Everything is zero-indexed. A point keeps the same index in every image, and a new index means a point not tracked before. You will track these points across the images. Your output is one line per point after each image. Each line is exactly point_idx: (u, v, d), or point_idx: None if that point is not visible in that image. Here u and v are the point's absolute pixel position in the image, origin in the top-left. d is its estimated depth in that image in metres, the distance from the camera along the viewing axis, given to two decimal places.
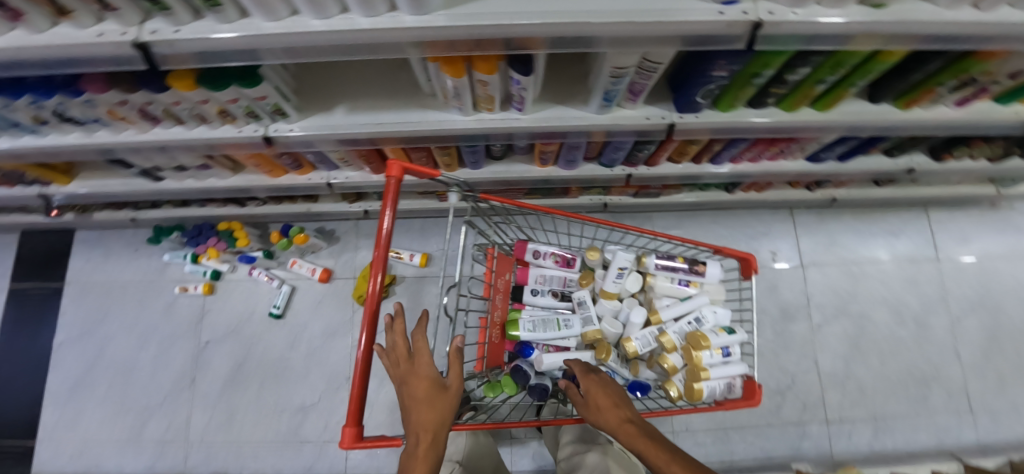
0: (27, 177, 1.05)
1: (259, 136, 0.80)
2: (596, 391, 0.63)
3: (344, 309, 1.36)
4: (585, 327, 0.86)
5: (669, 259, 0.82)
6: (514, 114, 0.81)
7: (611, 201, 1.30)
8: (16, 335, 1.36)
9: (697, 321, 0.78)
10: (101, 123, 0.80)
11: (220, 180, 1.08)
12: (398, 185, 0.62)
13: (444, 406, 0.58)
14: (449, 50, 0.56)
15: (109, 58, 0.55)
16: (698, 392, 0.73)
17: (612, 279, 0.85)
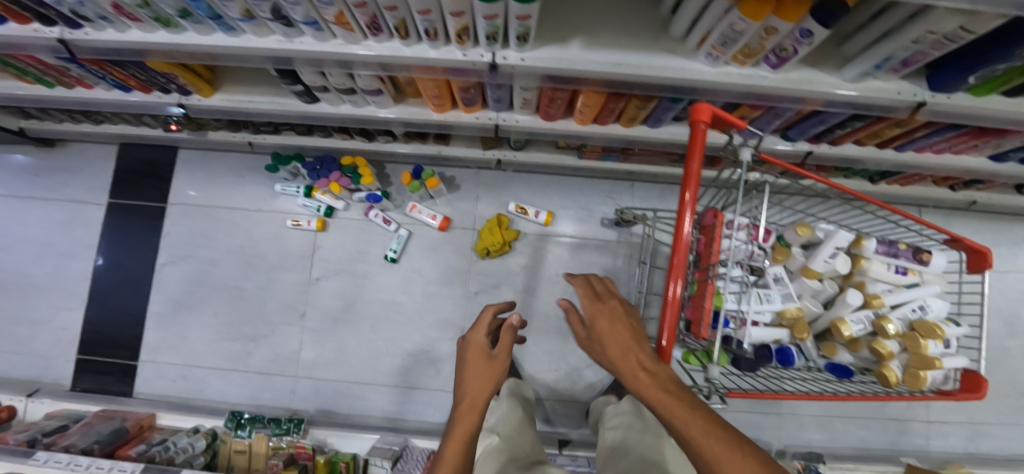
0: (171, 83, 0.96)
1: (486, 63, 0.74)
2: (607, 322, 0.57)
3: (460, 260, 1.32)
4: (784, 303, 0.80)
5: (891, 245, 0.79)
6: (763, 71, 0.76)
7: None
8: (119, 250, 1.34)
9: (921, 310, 0.80)
10: (315, 26, 0.70)
11: (381, 109, 1.00)
12: (706, 131, 0.56)
13: (488, 374, 0.73)
14: None
15: None
16: (924, 379, 0.75)
17: (823, 257, 0.79)
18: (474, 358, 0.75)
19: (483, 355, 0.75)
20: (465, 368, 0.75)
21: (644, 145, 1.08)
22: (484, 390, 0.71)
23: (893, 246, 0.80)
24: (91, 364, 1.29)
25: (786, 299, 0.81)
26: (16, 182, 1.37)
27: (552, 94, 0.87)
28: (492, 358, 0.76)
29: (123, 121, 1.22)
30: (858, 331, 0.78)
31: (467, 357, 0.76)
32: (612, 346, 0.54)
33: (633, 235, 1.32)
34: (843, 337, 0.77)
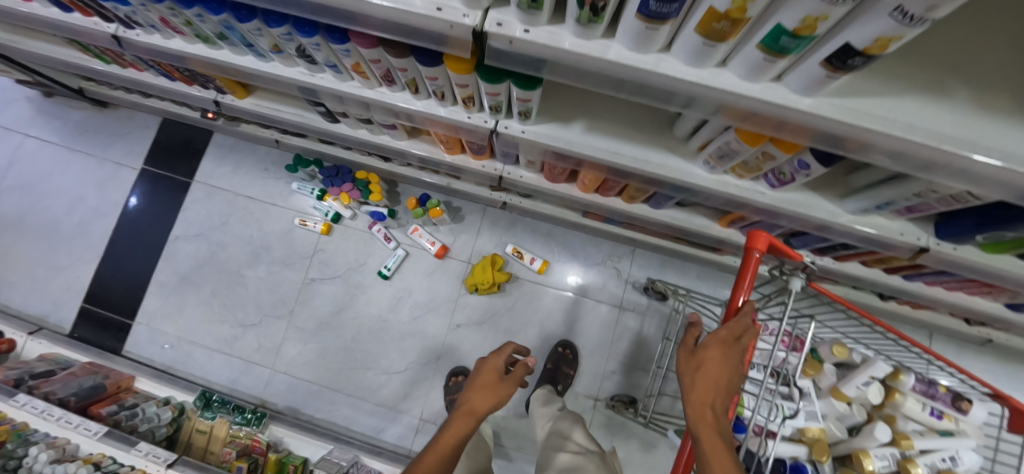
0: (212, 84, 1.04)
1: (487, 129, 0.76)
2: (715, 355, 0.49)
3: (448, 288, 1.35)
4: (807, 422, 0.77)
5: (926, 385, 0.79)
6: (762, 187, 0.75)
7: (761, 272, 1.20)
8: (142, 215, 1.44)
9: (952, 460, 0.76)
10: (335, 70, 0.76)
11: (395, 140, 1.04)
12: (759, 261, 0.55)
13: (497, 395, 0.72)
14: (742, 118, 0.53)
15: (434, 33, 0.53)
16: None
17: (856, 383, 0.77)
18: (491, 372, 0.74)
19: (497, 376, 0.75)
20: (475, 379, 0.76)
21: (642, 221, 1.09)
22: (486, 406, 0.70)
23: (932, 388, 0.80)
24: (93, 315, 1.39)
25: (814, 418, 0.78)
26: (68, 134, 1.51)
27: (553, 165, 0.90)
28: (505, 382, 0.75)
29: (168, 102, 1.33)
30: (881, 468, 0.75)
31: (484, 369, 0.75)
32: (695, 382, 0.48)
33: (624, 300, 1.31)
34: (865, 471, 0.74)
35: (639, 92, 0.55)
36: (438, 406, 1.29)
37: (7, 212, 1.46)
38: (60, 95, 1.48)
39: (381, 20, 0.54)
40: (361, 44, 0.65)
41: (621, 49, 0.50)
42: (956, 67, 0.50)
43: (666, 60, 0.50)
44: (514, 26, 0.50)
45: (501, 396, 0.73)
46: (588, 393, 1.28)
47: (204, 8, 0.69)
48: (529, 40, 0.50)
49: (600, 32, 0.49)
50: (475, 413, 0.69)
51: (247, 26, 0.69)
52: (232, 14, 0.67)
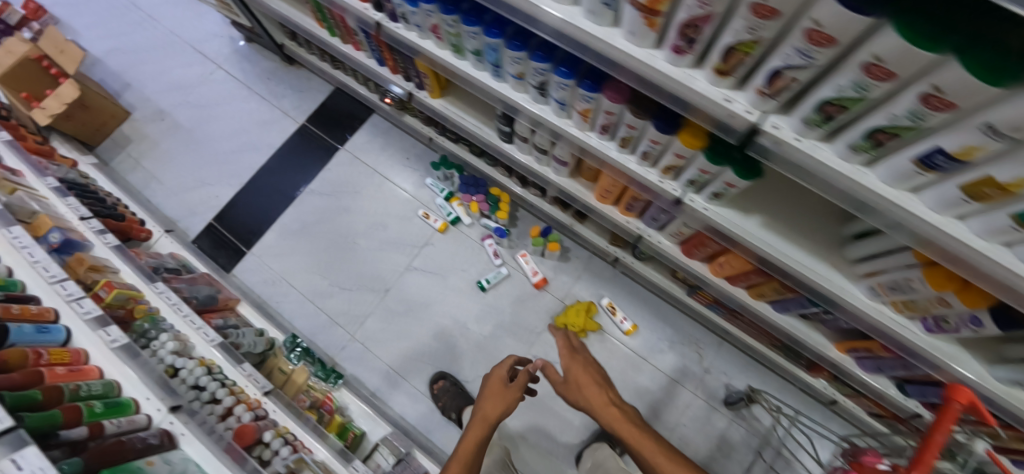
0: (416, 79, 1.19)
1: (675, 196, 0.86)
2: (580, 371, 0.95)
3: (535, 318, 1.41)
4: None
5: None
6: (917, 327, 0.77)
7: (845, 404, 1.19)
8: (287, 162, 1.60)
9: None
10: (560, 105, 0.87)
11: (555, 174, 1.16)
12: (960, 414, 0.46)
13: (507, 399, 0.86)
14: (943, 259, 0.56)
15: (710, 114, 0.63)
16: None
17: None
18: (497, 381, 0.89)
19: (502, 384, 0.89)
20: (487, 392, 0.89)
21: (752, 316, 1.13)
22: (498, 411, 0.85)
23: None
24: (217, 233, 1.53)
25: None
26: (251, 74, 1.71)
27: (704, 241, 0.99)
28: (509, 388, 0.88)
29: (354, 77, 1.52)
30: None
31: (491, 380, 0.90)
32: (582, 391, 0.94)
33: (696, 386, 1.34)
34: None
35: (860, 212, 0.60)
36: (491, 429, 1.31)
37: (180, 123, 1.63)
38: (259, 42, 1.70)
39: (664, 88, 0.64)
40: (611, 97, 0.76)
41: (874, 178, 0.57)
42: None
43: (907, 197, 0.55)
44: (788, 132, 0.59)
45: (509, 400, 0.87)
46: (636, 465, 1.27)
47: (484, 30, 0.82)
48: (797, 146, 0.58)
49: (862, 160, 0.56)
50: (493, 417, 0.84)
51: (512, 53, 0.82)
52: (508, 42, 0.80)
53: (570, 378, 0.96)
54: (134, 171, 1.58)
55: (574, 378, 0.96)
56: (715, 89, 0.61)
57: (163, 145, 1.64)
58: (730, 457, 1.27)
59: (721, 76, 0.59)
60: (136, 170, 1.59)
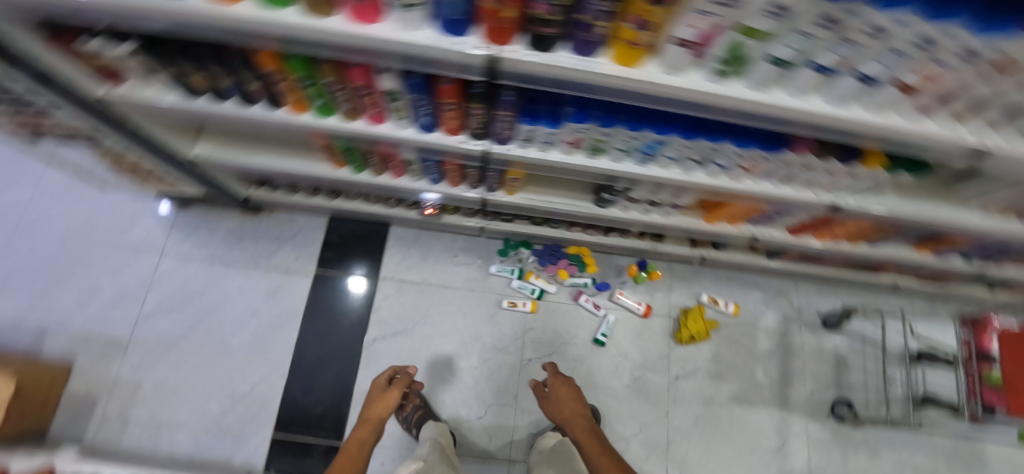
0: (495, 182, 1.07)
1: (832, 203, 0.92)
2: (562, 389, 1.14)
3: (661, 345, 1.41)
4: None
5: None
6: (816, 193, 0.93)
7: (908, 285, 1.44)
8: (325, 320, 1.36)
9: None
10: (722, 168, 0.87)
11: (662, 216, 1.16)
12: None
13: (387, 403, 1.09)
14: (734, 113, 0.66)
15: (935, 150, 0.69)
16: None
17: None
18: (376, 389, 1.12)
19: (380, 391, 1.13)
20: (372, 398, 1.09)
21: (847, 256, 1.29)
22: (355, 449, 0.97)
23: None
24: (292, 443, 1.26)
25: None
26: (219, 246, 1.41)
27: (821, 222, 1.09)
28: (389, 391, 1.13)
29: (362, 200, 1.34)
30: None
31: (373, 390, 1.13)
32: (562, 406, 1.10)
33: (810, 329, 1.49)
34: None
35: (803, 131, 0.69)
36: (685, 460, 1.34)
37: (155, 342, 1.33)
38: (214, 205, 1.42)
39: (897, 138, 0.68)
40: (797, 149, 0.80)
41: (700, 80, 0.63)
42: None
43: (647, 73, 0.62)
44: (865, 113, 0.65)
45: (391, 401, 1.10)
46: (800, 417, 1.41)
47: (652, 129, 0.78)
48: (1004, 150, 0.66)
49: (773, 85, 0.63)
50: (376, 416, 1.06)
51: (683, 142, 0.81)
52: (685, 134, 0.78)
53: (553, 394, 1.14)
54: (126, 430, 1.25)
55: (556, 394, 1.14)
56: (947, 129, 0.67)
57: (156, 376, 1.30)
58: (863, 370, 1.47)
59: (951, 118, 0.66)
60: (141, 424, 1.26)
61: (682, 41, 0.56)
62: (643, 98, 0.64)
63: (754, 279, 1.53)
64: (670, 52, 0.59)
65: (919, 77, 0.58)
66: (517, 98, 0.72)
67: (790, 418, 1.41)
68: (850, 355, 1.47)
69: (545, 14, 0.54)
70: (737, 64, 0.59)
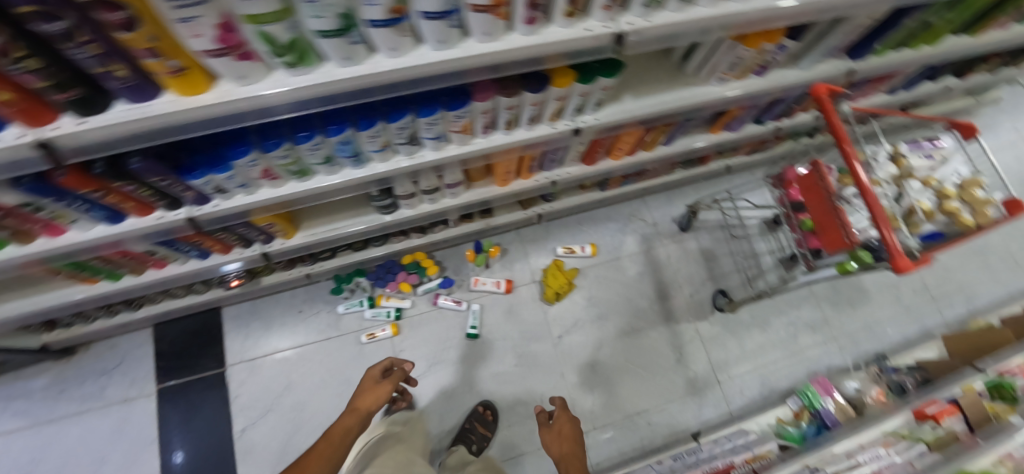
0: (261, 234, 1.00)
1: (572, 130, 0.92)
2: (566, 425, 1.01)
3: (534, 311, 1.41)
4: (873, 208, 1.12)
5: (915, 142, 1.14)
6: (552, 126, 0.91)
7: (735, 162, 1.48)
8: (184, 433, 1.25)
9: (958, 174, 1.10)
10: (438, 139, 0.84)
11: (454, 198, 1.13)
12: (827, 100, 0.86)
13: (378, 397, 0.92)
14: (353, 96, 0.65)
15: (576, 50, 0.68)
16: (988, 214, 1.05)
17: (879, 167, 1.13)
18: (370, 378, 0.95)
19: (374, 379, 0.96)
20: (364, 386, 0.93)
21: (658, 161, 1.32)
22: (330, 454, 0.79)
23: (918, 143, 1.14)
24: None
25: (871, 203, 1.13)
26: (41, 406, 1.26)
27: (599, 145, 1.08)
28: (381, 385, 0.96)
29: (169, 298, 1.22)
30: (931, 204, 1.08)
31: (365, 378, 0.96)
32: (558, 443, 0.98)
33: (667, 238, 1.54)
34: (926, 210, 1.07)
35: (443, 81, 0.67)
36: (596, 410, 1.34)
37: None
38: (17, 367, 1.27)
39: (531, 57, 0.67)
40: (481, 98, 0.76)
41: (289, 77, 0.60)
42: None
43: (227, 89, 0.58)
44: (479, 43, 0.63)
45: (383, 394, 0.94)
46: (685, 320, 1.45)
47: (326, 133, 0.73)
48: (631, 29, 0.67)
49: (365, 53, 0.60)
50: (368, 408, 0.90)
51: (369, 132, 0.75)
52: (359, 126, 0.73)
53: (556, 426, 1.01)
54: None
55: (558, 426, 1.01)
56: (571, 28, 0.66)
57: None
58: (727, 255, 1.53)
59: (568, 18, 0.64)
60: None
61: (212, 55, 0.50)
62: (252, 113, 0.61)
63: (602, 212, 1.55)
64: (222, 69, 0.53)
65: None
66: (152, 162, 0.65)
67: (678, 326, 1.45)
68: (709, 247, 1.53)
69: (42, 81, 0.45)
70: (303, 55, 0.56)
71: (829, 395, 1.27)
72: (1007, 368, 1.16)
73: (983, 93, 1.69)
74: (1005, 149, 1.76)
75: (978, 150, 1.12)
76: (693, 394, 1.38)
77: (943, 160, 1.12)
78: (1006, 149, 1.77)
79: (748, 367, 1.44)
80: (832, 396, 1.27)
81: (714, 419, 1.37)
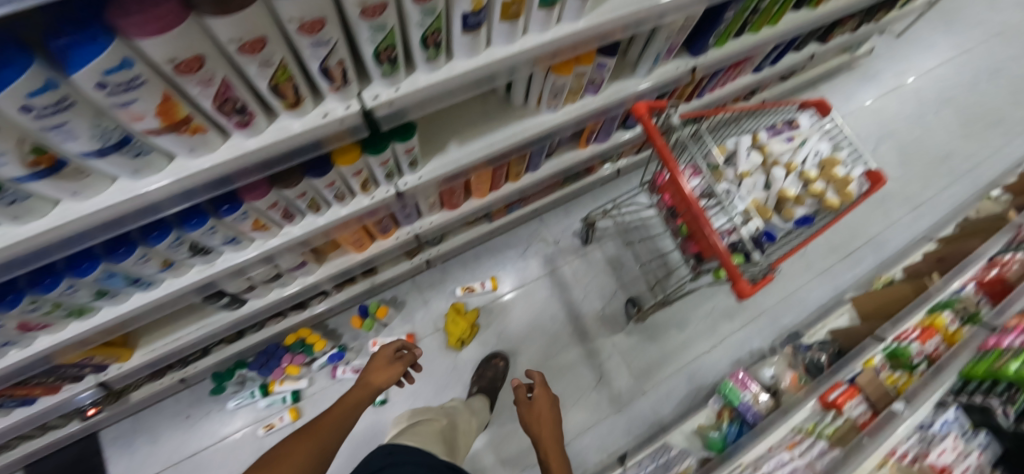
0: (86, 367, 0.90)
1: (393, 194, 0.85)
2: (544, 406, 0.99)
3: (442, 360, 1.37)
4: (744, 202, 1.10)
5: (774, 127, 1.11)
6: (368, 195, 0.84)
7: (623, 164, 1.46)
8: None
9: (819, 154, 1.07)
10: (232, 242, 0.76)
11: (307, 277, 1.05)
12: (651, 119, 0.80)
13: (386, 375, 0.97)
14: (69, 246, 0.55)
15: (328, 137, 0.61)
16: (851, 192, 1.02)
17: (743, 160, 1.10)
18: (379, 358, 0.99)
19: (387, 359, 1.00)
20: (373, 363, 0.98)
21: (535, 185, 1.28)
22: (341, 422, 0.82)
23: (776, 128, 1.11)
24: None
25: (742, 199, 1.10)
26: None
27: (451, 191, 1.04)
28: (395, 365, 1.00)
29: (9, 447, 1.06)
30: (796, 190, 1.06)
31: (375, 359, 1.00)
32: (536, 425, 0.95)
33: (569, 255, 1.51)
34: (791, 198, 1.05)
35: (182, 201, 0.59)
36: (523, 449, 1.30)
37: None
38: None
39: (279, 155, 0.60)
40: (253, 198, 0.68)
41: None
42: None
43: None
44: (186, 152, 0.53)
45: (394, 376, 0.98)
46: (599, 335, 1.44)
47: (72, 276, 0.63)
48: (378, 104, 0.60)
49: (48, 203, 0.51)
50: (379, 385, 0.94)
51: (128, 260, 0.66)
52: (108, 258, 0.63)
53: (533, 403, 1.00)
54: None
55: (535, 410, 0.99)
56: (306, 117, 0.58)
57: None
58: (634, 260, 1.51)
59: (294, 110, 0.56)
60: None
61: None
62: None
63: (498, 240, 1.52)
64: None
65: (148, 120, 0.45)
66: None
67: (594, 343, 1.43)
68: (612, 256, 1.51)
69: None
70: None
71: (748, 388, 1.27)
72: (902, 332, 1.16)
73: (854, 48, 1.71)
74: (889, 96, 1.79)
75: (834, 126, 1.09)
76: (619, 409, 1.37)
77: (803, 143, 1.10)
78: (889, 96, 1.78)
79: (671, 369, 1.43)
80: (750, 389, 1.27)
81: (643, 430, 1.35)
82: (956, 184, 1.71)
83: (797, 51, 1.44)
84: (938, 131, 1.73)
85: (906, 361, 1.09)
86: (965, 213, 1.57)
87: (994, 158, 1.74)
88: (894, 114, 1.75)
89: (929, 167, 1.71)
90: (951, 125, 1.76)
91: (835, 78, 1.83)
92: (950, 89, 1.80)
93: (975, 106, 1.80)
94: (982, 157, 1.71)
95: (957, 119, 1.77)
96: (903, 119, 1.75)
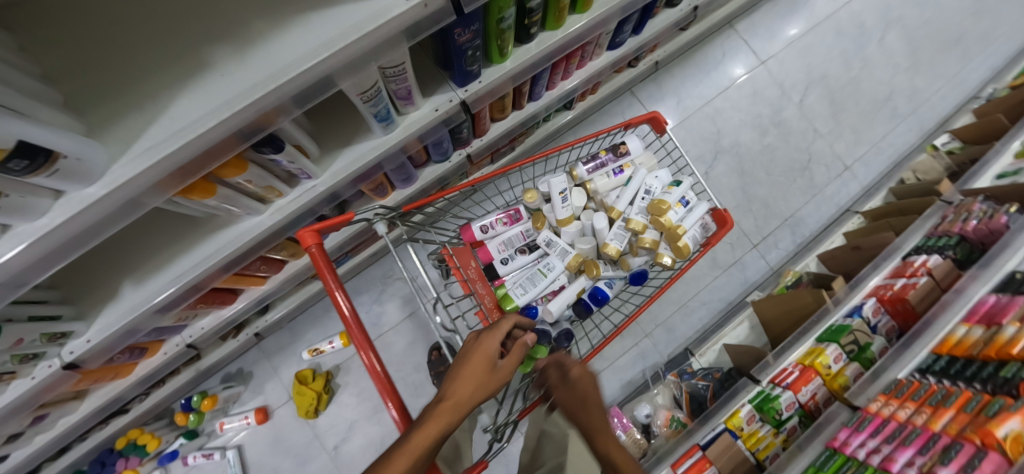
0: None
1: (59, 368, 0.68)
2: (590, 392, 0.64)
3: (303, 429, 1.30)
4: (565, 259, 0.87)
5: (594, 158, 0.83)
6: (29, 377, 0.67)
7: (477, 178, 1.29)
8: None
9: (648, 193, 0.81)
10: None
11: (73, 413, 0.93)
12: (320, 251, 0.57)
13: (489, 368, 0.55)
14: None
15: None
16: (686, 247, 0.77)
17: (560, 206, 0.85)
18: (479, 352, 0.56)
19: (488, 358, 0.55)
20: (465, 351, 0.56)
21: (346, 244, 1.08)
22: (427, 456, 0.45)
23: (597, 158, 0.83)
24: None
25: (562, 256, 0.88)
26: None
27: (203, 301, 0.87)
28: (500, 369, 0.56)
29: None
30: (622, 244, 0.83)
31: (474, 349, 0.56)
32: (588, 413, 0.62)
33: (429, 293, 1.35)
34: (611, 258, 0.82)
35: None
36: None
37: None
38: None
39: None
40: None
41: None
42: (223, 19, 0.50)
43: None
44: None
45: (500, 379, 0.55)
46: None
47: None
48: None
49: None
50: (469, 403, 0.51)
51: None
52: None
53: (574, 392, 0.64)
54: None
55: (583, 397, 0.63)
56: None
57: None
58: None
59: None
60: None
61: None
62: None
63: (352, 287, 1.36)
64: None
65: None
66: None
67: None
68: None
69: None
70: None
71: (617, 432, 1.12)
72: (778, 375, 0.97)
73: None
74: (817, 32, 1.56)
75: (673, 148, 0.82)
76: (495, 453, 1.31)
77: (633, 175, 0.84)
78: (824, 26, 1.56)
79: None
80: (625, 430, 1.13)
81: None
82: (898, 131, 1.55)
83: (674, 5, 1.12)
84: (877, 70, 1.57)
85: (772, 416, 0.92)
86: (900, 173, 1.41)
87: (949, 89, 1.56)
88: (827, 52, 1.55)
89: (870, 111, 1.56)
90: (898, 51, 1.57)
91: (756, 12, 1.54)
92: (902, 6, 1.58)
93: (924, 25, 1.59)
94: (931, 92, 1.56)
95: (905, 44, 1.58)
96: (840, 56, 1.56)
